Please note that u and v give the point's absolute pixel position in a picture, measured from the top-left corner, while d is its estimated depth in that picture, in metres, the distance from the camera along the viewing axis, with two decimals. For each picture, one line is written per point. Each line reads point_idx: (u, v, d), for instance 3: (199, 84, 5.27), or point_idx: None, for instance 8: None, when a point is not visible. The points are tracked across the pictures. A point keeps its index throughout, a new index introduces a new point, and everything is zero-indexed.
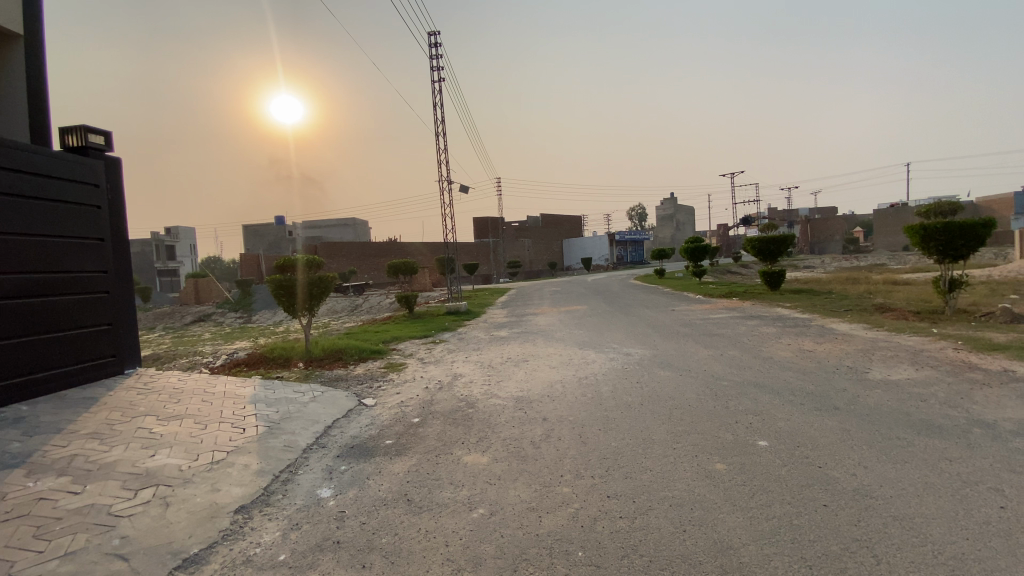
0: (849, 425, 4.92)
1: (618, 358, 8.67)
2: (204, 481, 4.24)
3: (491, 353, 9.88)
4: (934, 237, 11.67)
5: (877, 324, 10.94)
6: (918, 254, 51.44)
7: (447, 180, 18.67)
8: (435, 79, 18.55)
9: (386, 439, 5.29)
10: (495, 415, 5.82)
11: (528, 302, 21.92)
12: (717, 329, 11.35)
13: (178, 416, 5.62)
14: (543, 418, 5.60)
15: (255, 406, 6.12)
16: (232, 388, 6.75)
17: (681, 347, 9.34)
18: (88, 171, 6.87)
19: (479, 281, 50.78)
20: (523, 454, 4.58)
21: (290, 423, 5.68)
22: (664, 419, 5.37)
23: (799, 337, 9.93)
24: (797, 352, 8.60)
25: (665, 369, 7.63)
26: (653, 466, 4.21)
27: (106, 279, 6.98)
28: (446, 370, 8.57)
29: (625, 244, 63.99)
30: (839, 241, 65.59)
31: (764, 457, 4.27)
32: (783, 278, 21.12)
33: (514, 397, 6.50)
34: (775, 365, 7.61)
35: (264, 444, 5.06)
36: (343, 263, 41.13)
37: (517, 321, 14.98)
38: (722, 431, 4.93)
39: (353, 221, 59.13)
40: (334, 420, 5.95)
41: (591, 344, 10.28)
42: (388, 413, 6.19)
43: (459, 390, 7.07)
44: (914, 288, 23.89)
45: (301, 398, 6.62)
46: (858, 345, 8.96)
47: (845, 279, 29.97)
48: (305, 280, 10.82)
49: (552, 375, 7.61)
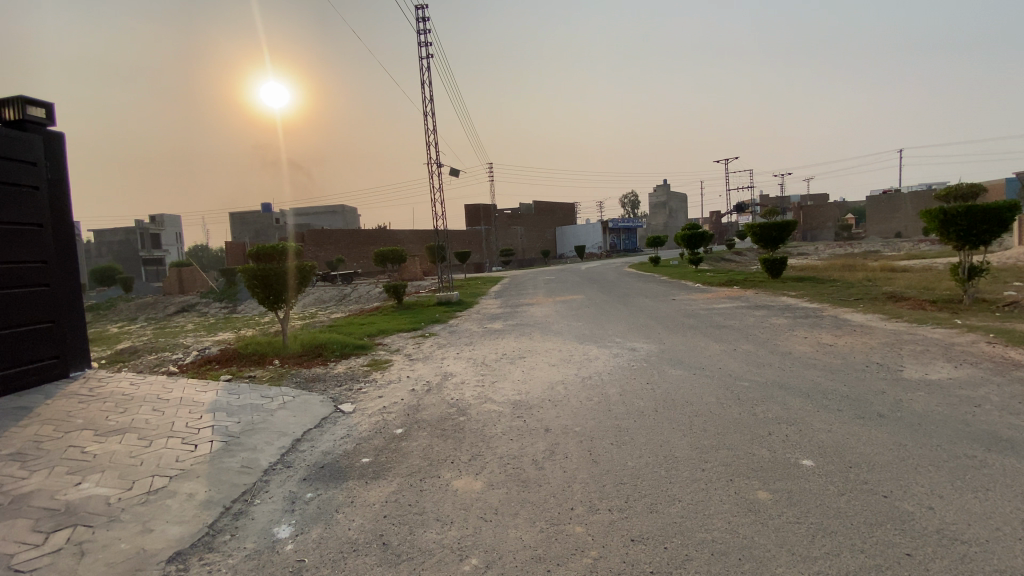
0: (903, 440, 4.23)
1: (623, 354, 7.92)
2: (134, 520, 3.44)
3: (485, 349, 9.10)
4: (956, 221, 11.02)
5: (894, 315, 10.29)
6: (911, 242, 51.15)
7: (437, 164, 17.69)
8: (423, 56, 17.42)
9: (362, 458, 4.52)
10: (490, 425, 5.06)
11: (522, 292, 21.04)
12: (725, 321, 10.62)
13: (120, 429, 4.78)
14: (545, 428, 4.86)
15: (214, 416, 5.30)
16: (190, 394, 5.91)
17: (690, 342, 8.61)
18: (23, 148, 5.88)
19: (472, 269, 49.97)
20: (525, 478, 3.84)
21: (251, 437, 4.88)
22: (685, 429, 4.64)
23: (816, 329, 9.25)
24: (817, 346, 7.90)
25: (677, 368, 6.90)
26: (682, 495, 3.47)
27: (47, 271, 6.04)
28: (435, 369, 7.79)
29: (618, 232, 63.47)
30: (832, 228, 65.30)
31: (813, 484, 3.54)
32: (785, 265, 20.50)
33: (511, 402, 5.75)
34: (798, 363, 6.90)
35: (217, 465, 4.28)
36: (332, 252, 40.16)
37: (511, 312, 14.21)
38: (756, 446, 4.21)
39: (341, 208, 57.77)
40: (305, 432, 5.18)
41: (591, 337, 9.56)
42: (367, 422, 5.41)
43: (449, 393, 6.30)
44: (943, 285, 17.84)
45: (269, 404, 5.80)
46: (880, 338, 8.30)
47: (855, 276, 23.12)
48: (284, 269, 9.94)
49: (552, 374, 6.86)
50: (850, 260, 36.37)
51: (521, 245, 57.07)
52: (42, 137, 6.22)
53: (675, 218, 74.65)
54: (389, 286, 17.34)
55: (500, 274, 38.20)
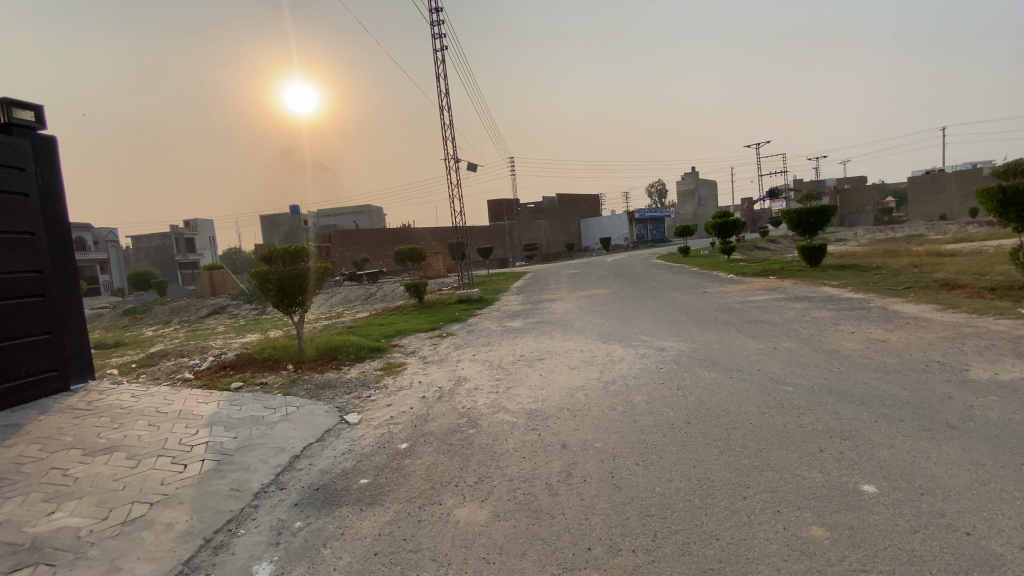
0: (981, 457, 3.59)
1: (650, 354, 7.35)
2: (101, 557, 3.12)
3: (503, 350, 8.65)
4: (1018, 200, 9.99)
5: (949, 305, 9.40)
6: (959, 224, 48.31)
7: (454, 159, 17.29)
8: (436, 49, 17.00)
9: (361, 479, 4.10)
10: (501, 439, 4.60)
11: (545, 287, 20.49)
12: (760, 315, 9.90)
13: (109, 449, 4.55)
14: (562, 444, 4.36)
15: (210, 431, 5.00)
16: (190, 406, 5.66)
17: (724, 339, 7.96)
18: (9, 153, 5.69)
19: (496, 265, 49.64)
20: (535, 508, 3.37)
21: (246, 455, 4.55)
22: (721, 447, 4.08)
23: (863, 323, 8.46)
24: (867, 343, 7.15)
25: (710, 370, 6.31)
26: (720, 532, 2.95)
27: (42, 280, 5.88)
28: (449, 372, 7.38)
29: (644, 223, 62.11)
30: (871, 212, 62.36)
31: (879, 518, 2.96)
32: (824, 252, 19.35)
33: (527, 412, 5.27)
34: (846, 362, 6.22)
35: (204, 489, 3.95)
36: (357, 251, 40.40)
37: (533, 309, 13.72)
38: (805, 467, 3.63)
39: (366, 208, 58.27)
40: (305, 447, 4.82)
41: (616, 336, 9.01)
42: (372, 436, 5.01)
43: (461, 401, 5.86)
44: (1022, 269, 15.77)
45: (270, 416, 5.47)
46: (938, 332, 7.48)
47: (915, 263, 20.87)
48: (297, 270, 9.68)
49: (573, 379, 6.35)
50: (893, 245, 34.49)
51: (545, 239, 56.46)
52: (31, 142, 6.05)
53: (704, 206, 72.43)
54: (409, 284, 17.05)
55: (524, 270, 37.66)
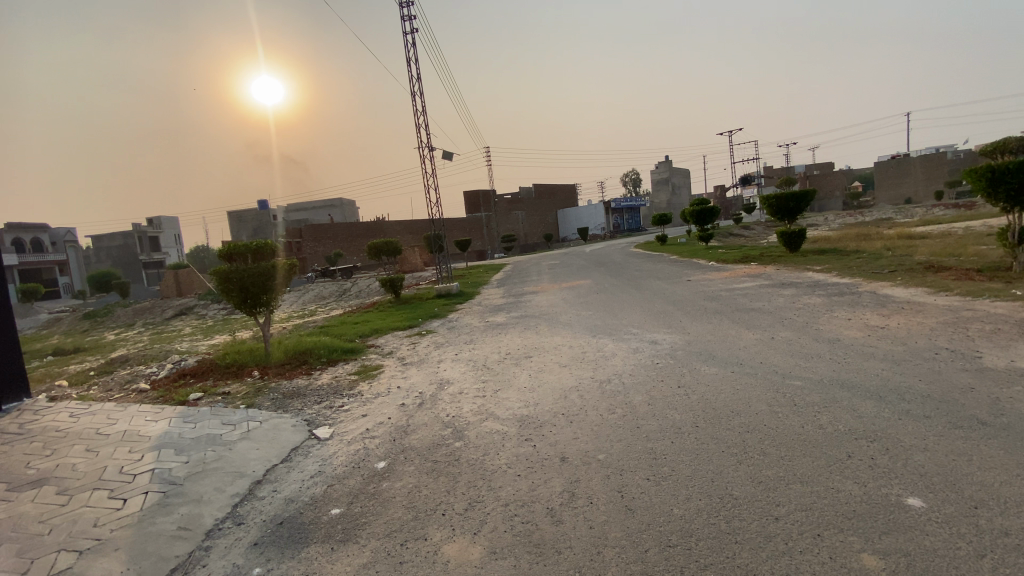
0: None
1: (643, 348, 6.93)
2: None
3: (487, 348, 8.12)
4: (1007, 179, 9.91)
5: (941, 288, 9.22)
6: (924, 208, 49.48)
7: (429, 146, 16.54)
8: (406, 32, 16.17)
9: (332, 509, 3.55)
10: (491, 452, 4.10)
11: (526, 279, 19.97)
12: (751, 303, 9.59)
13: (37, 483, 3.94)
14: (561, 456, 3.88)
15: (158, 455, 4.36)
16: (137, 425, 5.01)
17: (718, 330, 7.60)
18: None
19: (474, 257, 48.94)
20: (538, 541, 2.87)
21: (198, 484, 3.94)
22: (738, 454, 3.65)
23: (858, 309, 8.20)
24: (867, 330, 6.85)
25: (709, 364, 5.90)
26: (757, 566, 2.51)
27: None
28: (430, 375, 6.84)
29: (621, 211, 62.12)
30: (840, 197, 63.59)
31: (936, 541, 2.57)
32: (804, 237, 19.31)
33: (518, 419, 4.77)
34: (851, 352, 5.89)
35: (144, 531, 3.34)
36: (329, 246, 39.24)
37: (515, 303, 13.21)
38: (838, 478, 3.24)
39: (339, 202, 56.82)
40: (269, 470, 4.23)
41: (604, 329, 8.58)
42: (345, 454, 4.44)
43: (444, 408, 5.32)
44: (997, 250, 15.96)
45: (229, 434, 4.85)
46: (936, 316, 7.27)
47: (892, 247, 21.03)
48: (260, 268, 8.93)
49: (565, 379, 5.87)
50: (866, 229, 35.08)
51: (523, 230, 55.93)
52: None
53: (679, 194, 72.78)
54: (385, 279, 16.33)
55: (503, 261, 37.13)
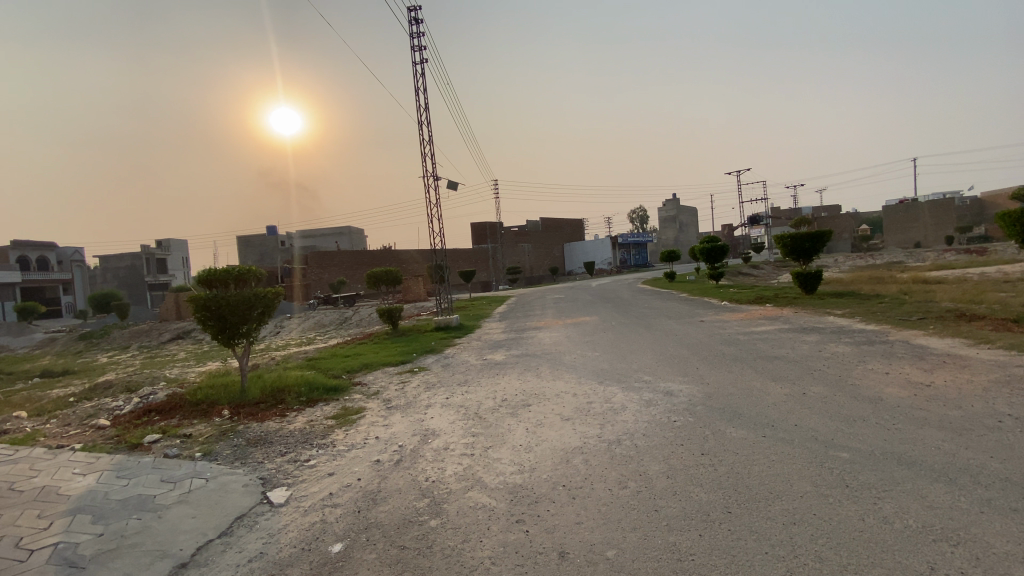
0: None
1: (657, 401, 6.11)
2: None
3: (482, 392, 7.33)
4: None
5: (981, 339, 8.41)
6: (935, 253, 48.71)
7: (433, 175, 16.06)
8: (416, 61, 15.95)
9: None
10: (472, 540, 3.28)
11: (530, 313, 19.25)
12: (772, 350, 8.79)
13: None
14: (559, 551, 3.08)
15: (70, 523, 3.59)
16: (59, 480, 4.25)
17: (739, 381, 6.80)
18: None
19: (479, 288, 48.45)
20: None
21: (103, 569, 3.15)
22: (786, 561, 2.82)
23: (893, 361, 7.39)
24: (912, 388, 6.02)
25: (735, 426, 5.06)
26: None
27: None
28: (414, 423, 6.04)
29: (628, 247, 61.78)
30: (849, 239, 63.00)
31: None
32: (819, 278, 18.52)
33: (509, 490, 3.97)
34: (899, 416, 5.06)
35: None
36: (333, 273, 38.88)
37: (516, 339, 12.45)
38: None
39: (347, 230, 57.04)
40: (200, 548, 3.44)
41: (612, 374, 7.79)
42: (298, 529, 3.65)
43: (424, 470, 4.53)
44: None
45: (165, 496, 4.07)
46: (985, 373, 6.43)
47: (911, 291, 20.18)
48: (242, 296, 8.27)
49: (567, 437, 5.06)
50: (877, 272, 34.33)
51: (528, 263, 55.62)
52: None
53: (686, 232, 72.56)
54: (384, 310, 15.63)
55: (507, 293, 36.50)
